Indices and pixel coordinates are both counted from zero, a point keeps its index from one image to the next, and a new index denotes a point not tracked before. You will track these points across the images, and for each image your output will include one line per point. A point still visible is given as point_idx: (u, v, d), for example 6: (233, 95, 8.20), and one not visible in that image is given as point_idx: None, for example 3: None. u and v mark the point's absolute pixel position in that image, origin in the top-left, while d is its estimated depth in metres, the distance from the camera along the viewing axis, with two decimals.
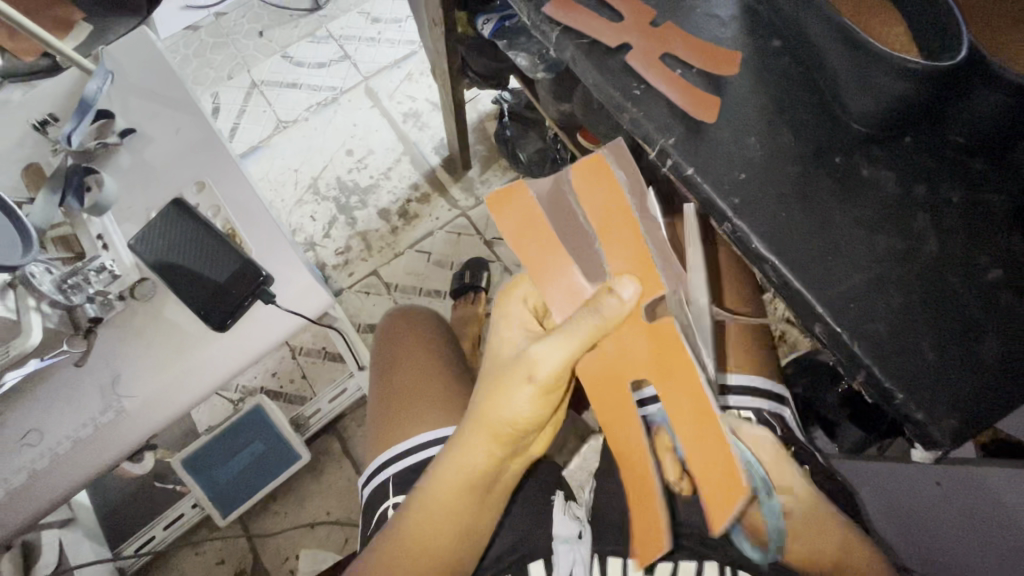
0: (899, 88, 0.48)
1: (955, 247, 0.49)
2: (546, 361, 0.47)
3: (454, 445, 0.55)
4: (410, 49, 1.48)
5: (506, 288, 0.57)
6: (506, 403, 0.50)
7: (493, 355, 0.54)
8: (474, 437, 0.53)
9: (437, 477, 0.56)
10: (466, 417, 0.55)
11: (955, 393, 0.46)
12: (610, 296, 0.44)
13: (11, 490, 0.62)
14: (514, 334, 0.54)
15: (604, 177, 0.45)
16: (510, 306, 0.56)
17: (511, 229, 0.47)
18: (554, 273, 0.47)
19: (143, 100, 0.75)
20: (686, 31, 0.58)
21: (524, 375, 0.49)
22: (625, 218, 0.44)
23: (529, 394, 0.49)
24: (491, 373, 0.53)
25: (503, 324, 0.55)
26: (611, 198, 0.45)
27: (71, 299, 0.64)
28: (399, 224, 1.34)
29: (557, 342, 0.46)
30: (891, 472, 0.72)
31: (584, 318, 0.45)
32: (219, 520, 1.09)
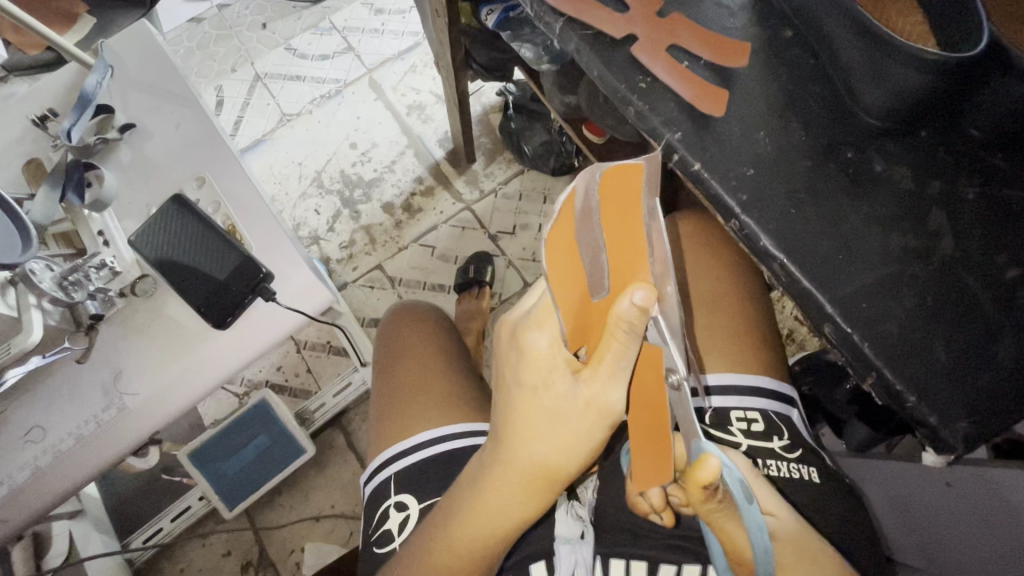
0: (914, 81, 0.47)
1: (971, 246, 0.48)
2: (614, 403, 0.40)
3: (502, 493, 0.47)
4: (414, 40, 1.47)
5: (533, 316, 0.42)
6: (581, 450, 0.43)
7: (534, 402, 0.43)
8: (527, 486, 0.46)
9: (485, 523, 0.49)
10: (510, 465, 0.46)
11: (969, 397, 0.45)
12: (625, 312, 0.35)
13: (14, 486, 0.62)
14: (555, 378, 0.42)
15: (634, 200, 0.34)
16: (540, 344, 0.41)
17: (558, 269, 0.36)
18: (568, 291, 0.39)
19: (141, 94, 0.75)
20: (694, 22, 0.57)
21: (600, 422, 0.41)
22: (636, 230, 0.34)
23: (602, 436, 0.43)
24: (546, 423, 0.43)
25: (540, 367, 0.42)
26: (628, 203, 0.34)
27: (71, 296, 0.64)
28: (403, 218, 1.33)
29: (617, 378, 0.39)
30: (904, 471, 0.72)
31: (619, 341, 0.37)
32: (226, 513, 1.08)
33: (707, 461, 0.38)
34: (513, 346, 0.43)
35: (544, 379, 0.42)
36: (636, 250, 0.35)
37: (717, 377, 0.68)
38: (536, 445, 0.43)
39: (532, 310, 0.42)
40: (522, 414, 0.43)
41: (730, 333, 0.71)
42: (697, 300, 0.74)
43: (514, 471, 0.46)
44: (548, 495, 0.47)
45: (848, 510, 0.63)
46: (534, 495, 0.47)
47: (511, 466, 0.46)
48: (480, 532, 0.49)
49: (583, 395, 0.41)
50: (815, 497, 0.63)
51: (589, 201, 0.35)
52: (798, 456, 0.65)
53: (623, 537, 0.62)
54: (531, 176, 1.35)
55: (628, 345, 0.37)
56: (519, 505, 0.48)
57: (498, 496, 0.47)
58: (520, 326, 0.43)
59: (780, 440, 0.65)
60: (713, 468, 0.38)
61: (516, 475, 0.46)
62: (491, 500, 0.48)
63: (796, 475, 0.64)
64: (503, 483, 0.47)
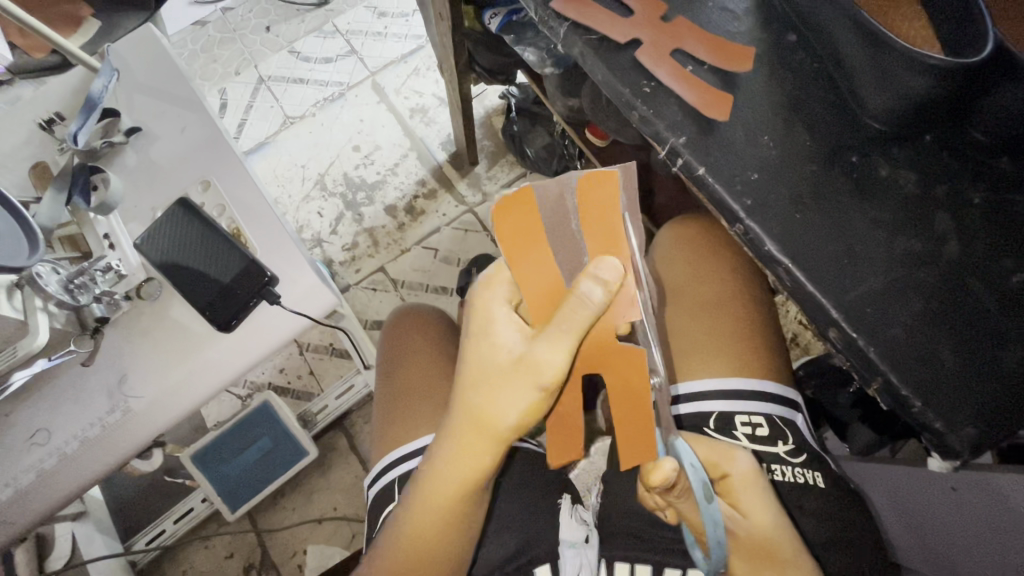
0: (920, 85, 0.47)
1: (975, 249, 0.48)
2: (551, 365, 0.40)
3: (448, 446, 0.48)
4: (417, 43, 1.47)
5: (493, 274, 0.45)
6: (511, 408, 0.43)
7: (476, 352, 0.44)
8: (467, 441, 0.47)
9: (433, 475, 0.50)
10: (455, 414, 0.47)
11: (975, 402, 0.45)
12: (588, 282, 0.38)
13: (19, 488, 0.62)
14: (501, 332, 0.43)
15: (611, 201, 0.39)
16: (491, 299, 0.44)
17: (530, 260, 0.42)
18: (541, 275, 0.42)
19: (147, 98, 0.75)
20: (697, 26, 0.57)
21: (529, 378, 0.41)
22: (610, 227, 0.40)
23: (535, 399, 0.42)
24: (483, 375, 0.43)
25: (486, 320, 0.44)
26: (606, 209, 0.39)
27: (78, 299, 0.64)
28: (406, 220, 1.33)
29: (556, 341, 0.40)
30: (910, 476, 0.71)
31: (568, 308, 0.38)
32: (229, 516, 1.08)
33: (660, 465, 0.42)
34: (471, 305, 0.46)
35: (490, 334, 0.44)
36: (610, 241, 0.40)
37: (721, 382, 0.68)
38: (474, 395, 0.44)
39: (492, 269, 0.46)
40: (470, 368, 0.45)
41: (734, 337, 0.71)
42: (698, 303, 0.74)
43: (457, 422, 0.47)
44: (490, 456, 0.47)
45: (853, 514, 0.63)
46: (476, 456, 0.47)
47: (455, 417, 0.47)
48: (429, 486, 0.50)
49: (521, 349, 0.42)
50: (819, 502, 0.63)
51: (566, 199, 0.40)
52: (802, 461, 0.65)
53: (629, 542, 0.62)
54: (533, 178, 1.35)
55: (577, 313, 0.38)
56: (464, 462, 0.48)
57: (447, 453, 0.48)
58: (480, 282, 0.46)
59: (785, 445, 0.65)
60: (662, 472, 0.42)
61: (463, 433, 0.46)
62: (439, 452, 0.49)
63: (800, 480, 0.64)
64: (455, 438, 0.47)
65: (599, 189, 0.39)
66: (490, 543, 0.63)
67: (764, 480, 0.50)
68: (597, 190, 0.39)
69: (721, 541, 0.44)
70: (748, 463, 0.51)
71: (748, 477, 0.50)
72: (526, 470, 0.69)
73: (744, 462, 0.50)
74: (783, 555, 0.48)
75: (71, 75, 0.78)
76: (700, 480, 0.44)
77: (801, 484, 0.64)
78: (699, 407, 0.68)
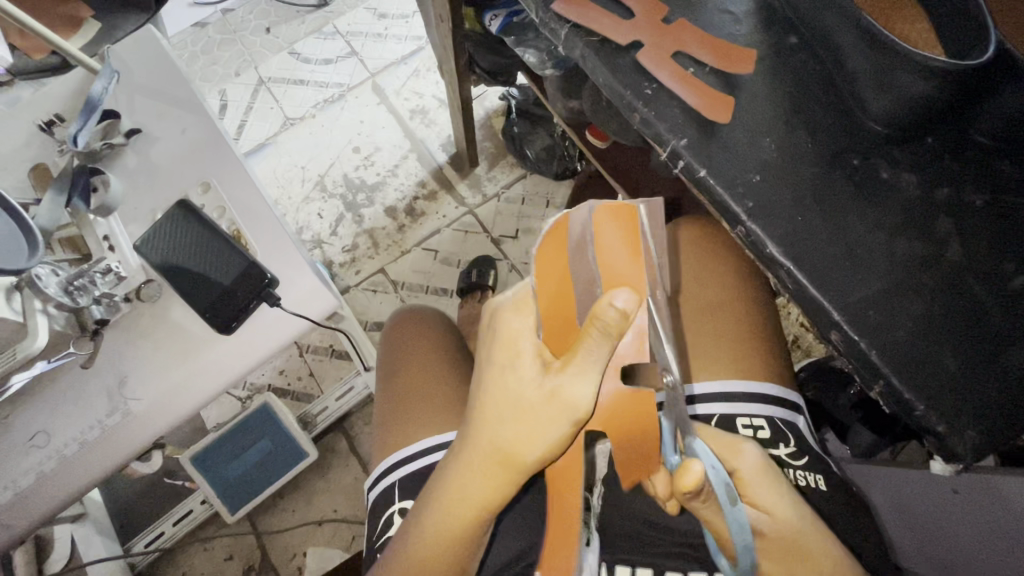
0: (921, 89, 0.47)
1: (977, 252, 0.48)
2: (578, 399, 0.38)
3: (468, 477, 0.46)
4: (418, 45, 1.47)
5: (512, 302, 0.42)
6: (540, 444, 0.40)
7: (498, 384, 0.41)
8: (488, 472, 0.45)
9: (453, 505, 0.48)
10: (474, 445, 0.44)
11: (977, 405, 0.45)
12: (606, 312, 0.34)
13: (19, 491, 0.62)
14: (524, 364, 0.40)
15: (631, 238, 0.36)
16: (513, 327, 0.41)
17: (547, 290, 0.40)
18: (557, 306, 0.39)
19: (147, 99, 0.75)
20: (698, 29, 0.57)
21: (563, 416, 0.39)
22: (629, 258, 0.36)
23: (565, 436, 0.40)
24: (508, 409, 0.41)
25: (509, 351, 0.41)
26: (626, 239, 0.37)
27: (77, 301, 0.64)
28: (406, 222, 1.33)
29: (584, 374, 0.38)
30: (909, 478, 0.70)
31: (590, 342, 0.35)
32: (228, 517, 1.08)
33: (690, 464, 0.39)
34: (489, 330, 0.43)
35: (512, 366, 0.41)
36: (629, 267, 0.36)
37: (723, 385, 0.68)
38: (503, 432, 0.42)
39: (512, 298, 0.43)
40: (492, 401, 0.42)
41: (735, 339, 0.71)
42: (699, 305, 0.74)
43: (478, 454, 0.44)
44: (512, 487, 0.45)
45: (855, 518, 0.63)
46: (496, 485, 0.45)
47: (474, 446, 0.44)
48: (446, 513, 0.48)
49: (549, 384, 0.39)
50: (821, 505, 0.63)
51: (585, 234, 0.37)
52: (804, 464, 0.65)
53: (631, 545, 0.62)
54: (533, 180, 1.35)
55: (599, 345, 0.35)
56: (484, 491, 0.46)
57: (464, 484, 0.46)
58: (499, 308, 0.43)
59: (786, 447, 0.65)
60: (695, 473, 0.39)
61: (485, 465, 0.44)
62: (455, 481, 0.47)
63: (802, 483, 0.64)
64: (474, 468, 0.45)
65: (616, 216, 0.37)
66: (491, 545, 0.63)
67: (773, 468, 0.51)
68: (616, 219, 0.37)
69: (748, 546, 0.42)
70: (756, 456, 0.50)
71: (758, 470, 0.49)
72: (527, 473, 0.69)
73: (752, 455, 0.50)
74: (808, 547, 0.47)
75: (71, 76, 0.78)
76: (722, 481, 0.41)
77: (803, 487, 0.64)
78: (700, 409, 0.68)
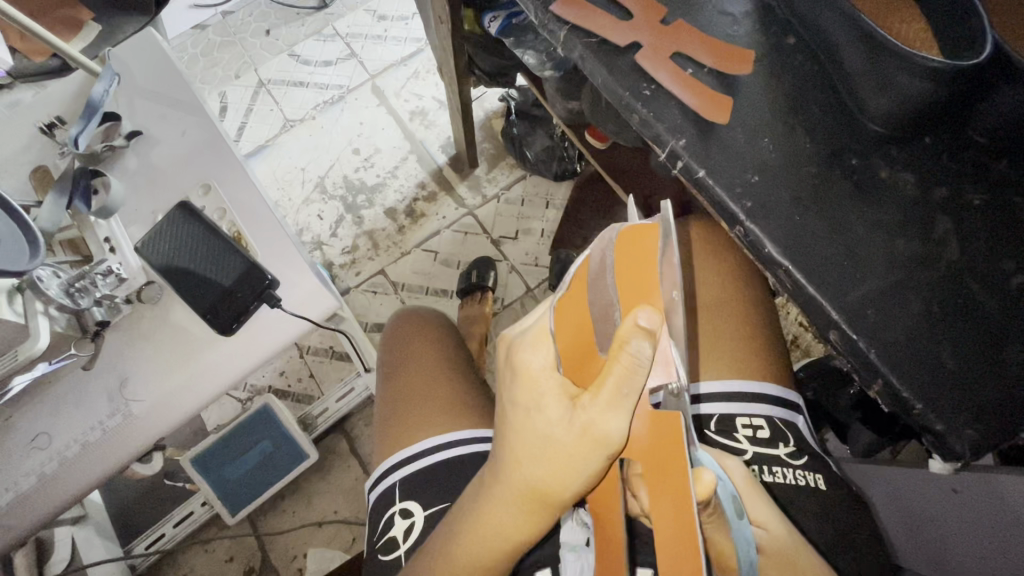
0: (920, 89, 0.47)
1: (976, 251, 0.48)
2: (613, 433, 0.36)
3: (496, 522, 0.43)
4: (417, 47, 1.47)
5: (531, 336, 0.41)
6: (574, 481, 0.38)
7: (523, 426, 0.39)
8: (519, 516, 0.42)
9: (475, 550, 0.45)
10: (502, 489, 0.42)
11: (974, 403, 0.45)
12: (635, 335, 0.33)
13: (20, 492, 0.62)
14: (549, 404, 0.38)
15: (649, 256, 0.35)
16: (533, 363, 0.40)
17: (570, 323, 0.41)
18: (580, 334, 0.40)
19: (148, 102, 0.75)
20: (697, 30, 0.57)
21: (597, 452, 0.36)
22: (647, 275, 0.35)
23: (599, 471, 0.37)
24: (535, 451, 0.39)
25: (533, 389, 0.39)
26: (646, 257, 0.35)
27: (78, 303, 0.64)
28: (406, 223, 1.33)
29: (618, 408, 0.35)
30: (910, 477, 0.71)
31: (621, 368, 0.34)
32: (228, 519, 1.08)
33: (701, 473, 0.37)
34: (508, 369, 0.42)
35: (536, 403, 0.39)
36: (646, 285, 0.35)
37: (722, 384, 0.68)
38: (530, 473, 0.39)
39: (528, 333, 0.42)
40: (516, 440, 0.40)
41: (733, 339, 0.71)
42: (698, 306, 0.74)
43: (504, 495, 0.42)
44: (545, 528, 0.43)
45: (855, 516, 0.63)
46: (526, 527, 0.42)
47: (500, 490, 0.42)
48: (471, 559, 0.46)
49: (579, 420, 0.37)
50: (820, 504, 0.63)
51: (606, 260, 0.39)
52: (804, 463, 0.65)
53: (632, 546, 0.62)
54: (533, 181, 1.35)
55: (633, 371, 0.34)
56: (515, 536, 0.43)
57: (489, 529, 0.43)
58: (517, 347, 0.41)
59: (786, 447, 0.65)
60: (706, 483, 0.37)
61: (513, 508, 0.42)
62: (484, 529, 0.44)
63: (802, 482, 0.64)
64: (500, 513, 0.43)
65: (635, 238, 0.36)
66: None
67: (760, 487, 0.51)
68: (637, 242, 0.36)
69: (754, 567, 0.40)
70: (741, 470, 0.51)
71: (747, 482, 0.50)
72: None
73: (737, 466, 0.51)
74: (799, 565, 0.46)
75: (71, 78, 0.78)
76: (731, 494, 0.42)
77: (802, 487, 0.64)
78: (701, 410, 0.68)
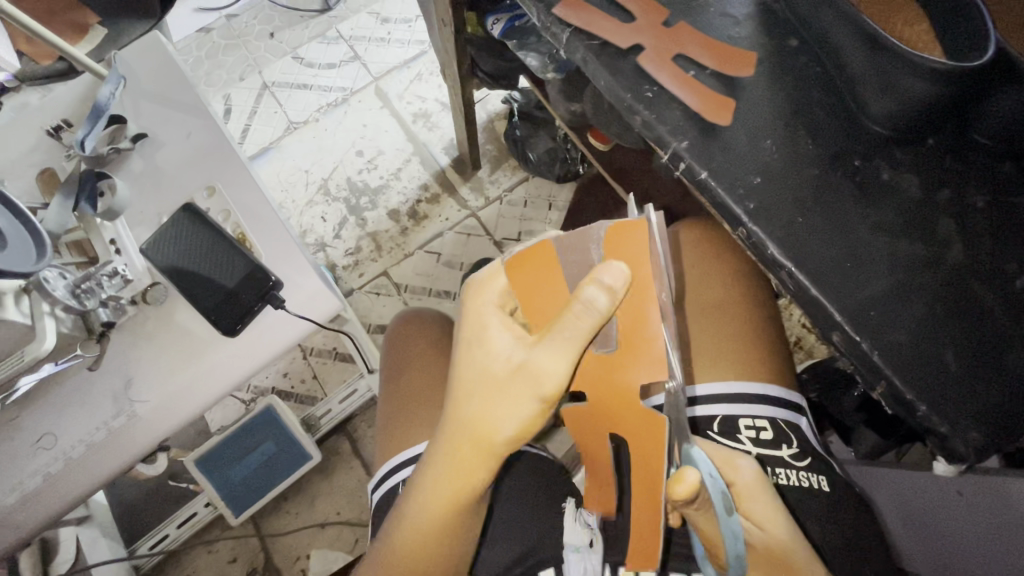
0: (924, 91, 0.47)
1: (980, 252, 0.48)
2: (550, 374, 0.41)
3: (441, 449, 0.48)
4: (420, 49, 1.48)
5: (486, 276, 0.46)
6: (508, 418, 0.44)
7: (471, 356, 0.45)
8: (463, 451, 0.47)
9: (427, 485, 0.50)
10: (450, 421, 0.47)
11: (980, 406, 0.45)
12: (599, 296, 0.38)
13: (26, 492, 0.62)
14: (496, 341, 0.44)
15: (641, 251, 0.39)
16: (485, 300, 0.45)
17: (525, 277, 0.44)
18: (539, 288, 0.43)
19: (153, 104, 0.76)
20: (700, 32, 0.57)
21: (531, 391, 0.42)
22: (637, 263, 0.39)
23: (534, 410, 0.43)
24: (477, 380, 0.45)
25: (481, 326, 0.45)
26: (636, 252, 0.39)
27: (84, 304, 0.64)
28: (409, 225, 1.33)
29: (555, 354, 0.41)
30: (914, 479, 0.70)
31: (574, 324, 0.39)
32: (232, 520, 1.08)
33: (684, 475, 0.38)
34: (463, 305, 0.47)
35: (484, 340, 0.45)
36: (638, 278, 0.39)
37: (724, 386, 0.68)
38: (476, 408, 0.45)
39: (486, 271, 0.46)
40: (467, 375, 0.45)
41: (738, 341, 0.71)
42: (703, 308, 0.74)
43: (452, 428, 0.47)
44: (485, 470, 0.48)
45: (857, 519, 0.63)
46: (469, 463, 0.48)
47: (448, 422, 0.48)
48: (423, 495, 0.51)
49: (520, 358, 0.43)
50: (823, 504, 0.63)
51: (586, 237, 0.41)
52: (807, 465, 0.65)
53: None
54: (536, 183, 1.35)
55: (581, 324, 0.39)
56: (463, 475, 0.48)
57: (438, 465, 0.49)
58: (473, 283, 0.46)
59: (789, 448, 0.66)
60: (689, 483, 0.38)
61: (458, 443, 0.47)
62: (437, 466, 0.49)
63: (804, 484, 0.64)
64: (446, 447, 0.48)
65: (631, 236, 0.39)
66: (497, 548, 0.65)
67: (769, 485, 0.51)
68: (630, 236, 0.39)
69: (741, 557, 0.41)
70: (752, 468, 0.51)
71: (752, 483, 0.50)
72: (527, 478, 0.70)
73: (745, 468, 0.51)
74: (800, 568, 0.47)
75: (77, 82, 0.79)
76: (720, 491, 0.40)
77: (805, 489, 0.64)
78: (703, 411, 0.68)
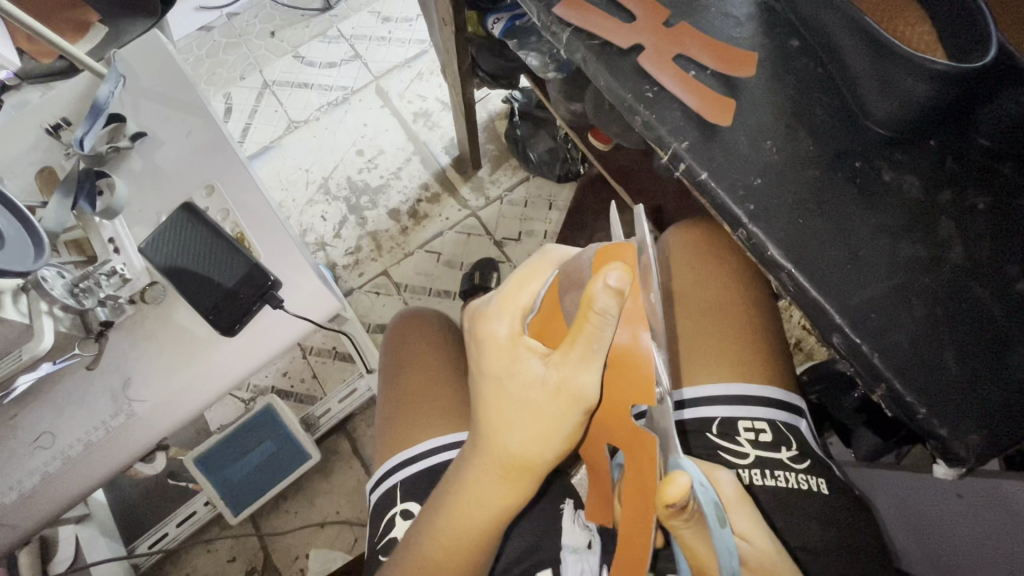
0: (923, 91, 0.47)
1: (981, 254, 0.48)
2: (586, 391, 0.40)
3: (476, 482, 0.47)
4: (421, 48, 1.48)
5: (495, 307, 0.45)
6: (556, 440, 0.42)
7: (500, 387, 0.43)
8: (501, 477, 0.46)
9: (463, 518, 0.49)
10: (483, 453, 0.46)
11: (981, 409, 0.45)
12: (602, 296, 0.35)
13: (23, 492, 0.62)
14: (523, 368, 0.43)
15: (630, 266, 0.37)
16: (498, 333, 0.44)
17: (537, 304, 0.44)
18: (551, 310, 0.43)
19: (153, 103, 0.75)
20: (700, 32, 0.57)
21: (574, 406, 0.40)
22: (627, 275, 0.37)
23: (577, 424, 0.41)
24: (514, 410, 0.43)
25: (504, 356, 0.43)
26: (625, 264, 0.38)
27: (82, 303, 0.64)
28: (409, 224, 1.33)
29: (587, 367, 0.39)
30: (914, 482, 0.70)
31: (593, 334, 0.37)
32: (230, 519, 1.08)
33: (676, 477, 0.36)
34: (474, 339, 0.45)
35: (508, 369, 0.43)
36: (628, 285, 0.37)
37: (724, 387, 0.68)
38: (514, 434, 0.43)
39: (493, 302, 0.45)
40: (496, 406, 0.44)
41: (737, 342, 0.70)
42: (703, 308, 0.73)
43: (487, 459, 0.46)
44: (528, 486, 0.47)
45: (857, 522, 0.63)
46: (509, 488, 0.46)
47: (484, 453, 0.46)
48: (460, 527, 0.49)
49: (553, 379, 0.41)
50: (822, 506, 0.63)
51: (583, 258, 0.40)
52: (806, 467, 0.65)
53: None
54: (537, 182, 1.35)
55: (600, 334, 0.37)
56: (497, 496, 0.47)
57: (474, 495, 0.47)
58: (480, 315, 0.45)
59: (788, 450, 0.65)
60: (681, 486, 0.36)
61: (497, 470, 0.46)
62: (470, 490, 0.48)
63: (802, 486, 0.64)
64: (484, 478, 0.47)
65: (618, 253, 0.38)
66: None
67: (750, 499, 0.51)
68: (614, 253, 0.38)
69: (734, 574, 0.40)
70: (733, 482, 0.52)
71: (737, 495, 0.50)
72: None
73: (726, 477, 0.51)
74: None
75: (77, 81, 0.79)
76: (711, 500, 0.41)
77: (803, 491, 0.64)
78: (699, 412, 0.68)
